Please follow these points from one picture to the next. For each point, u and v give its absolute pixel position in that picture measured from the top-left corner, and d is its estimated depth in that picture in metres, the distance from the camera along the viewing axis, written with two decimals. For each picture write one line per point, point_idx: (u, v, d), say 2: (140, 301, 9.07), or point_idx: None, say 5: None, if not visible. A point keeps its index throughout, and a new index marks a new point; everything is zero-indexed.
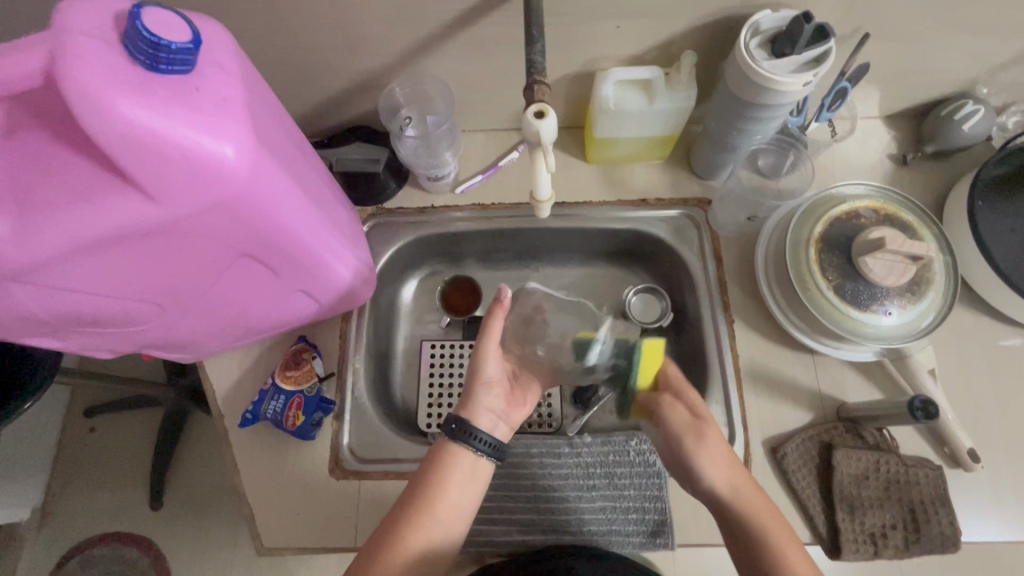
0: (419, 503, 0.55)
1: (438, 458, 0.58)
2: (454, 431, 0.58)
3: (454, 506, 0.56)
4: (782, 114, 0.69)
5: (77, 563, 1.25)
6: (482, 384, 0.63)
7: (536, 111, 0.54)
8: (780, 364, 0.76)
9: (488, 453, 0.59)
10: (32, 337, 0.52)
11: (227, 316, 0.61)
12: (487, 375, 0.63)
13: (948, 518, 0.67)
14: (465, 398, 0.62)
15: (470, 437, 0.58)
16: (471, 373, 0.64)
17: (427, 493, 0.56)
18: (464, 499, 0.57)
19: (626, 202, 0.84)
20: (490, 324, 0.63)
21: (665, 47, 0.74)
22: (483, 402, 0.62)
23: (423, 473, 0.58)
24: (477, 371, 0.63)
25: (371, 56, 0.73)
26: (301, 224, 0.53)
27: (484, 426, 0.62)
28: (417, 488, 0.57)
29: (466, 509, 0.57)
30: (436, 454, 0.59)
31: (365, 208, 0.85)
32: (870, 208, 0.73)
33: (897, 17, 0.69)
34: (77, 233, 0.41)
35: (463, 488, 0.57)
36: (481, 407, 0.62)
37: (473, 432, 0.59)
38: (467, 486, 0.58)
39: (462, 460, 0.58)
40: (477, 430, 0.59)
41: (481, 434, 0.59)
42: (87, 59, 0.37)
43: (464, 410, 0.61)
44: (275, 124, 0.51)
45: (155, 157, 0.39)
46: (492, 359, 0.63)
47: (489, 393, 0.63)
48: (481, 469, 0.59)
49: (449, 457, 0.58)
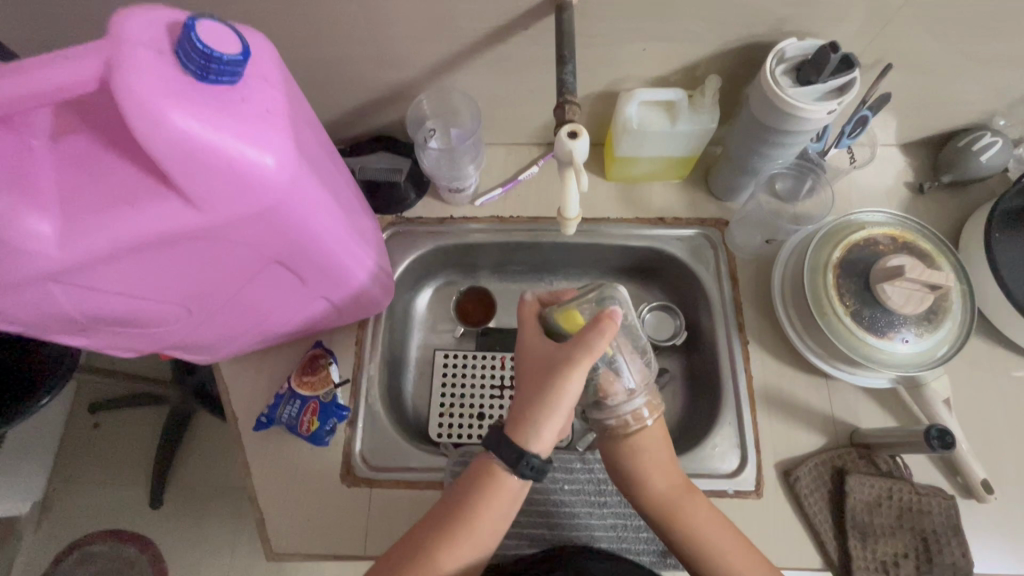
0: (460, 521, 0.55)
1: (483, 476, 0.57)
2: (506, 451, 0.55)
3: (492, 526, 0.56)
4: (804, 140, 0.70)
5: (74, 559, 1.24)
6: (564, 405, 0.54)
7: (570, 131, 0.55)
8: (794, 388, 0.76)
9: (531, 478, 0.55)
10: (59, 334, 0.53)
11: (250, 320, 0.62)
12: (569, 399, 0.55)
13: (961, 549, 0.67)
14: (534, 412, 0.54)
15: (522, 463, 0.54)
16: (553, 391, 0.54)
17: (468, 511, 0.56)
18: (498, 523, 0.57)
19: (644, 220, 0.85)
20: (595, 344, 0.54)
21: (690, 70, 0.75)
22: (557, 419, 0.55)
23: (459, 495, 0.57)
24: (564, 388, 0.54)
25: (400, 69, 0.74)
26: (331, 233, 0.53)
27: (543, 444, 0.55)
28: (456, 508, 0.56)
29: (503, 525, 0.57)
30: (476, 477, 0.57)
31: (385, 217, 0.86)
32: (888, 235, 0.73)
33: (919, 49, 0.70)
34: (120, 236, 0.42)
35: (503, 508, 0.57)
36: (554, 428, 0.55)
37: (525, 457, 0.54)
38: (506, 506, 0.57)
39: (504, 484, 0.56)
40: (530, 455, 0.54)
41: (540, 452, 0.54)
42: (143, 69, 0.38)
43: (531, 428, 0.54)
44: (310, 134, 0.51)
45: (201, 165, 0.40)
46: (575, 380, 0.54)
47: (561, 418, 0.55)
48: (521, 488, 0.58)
49: (490, 482, 0.56)
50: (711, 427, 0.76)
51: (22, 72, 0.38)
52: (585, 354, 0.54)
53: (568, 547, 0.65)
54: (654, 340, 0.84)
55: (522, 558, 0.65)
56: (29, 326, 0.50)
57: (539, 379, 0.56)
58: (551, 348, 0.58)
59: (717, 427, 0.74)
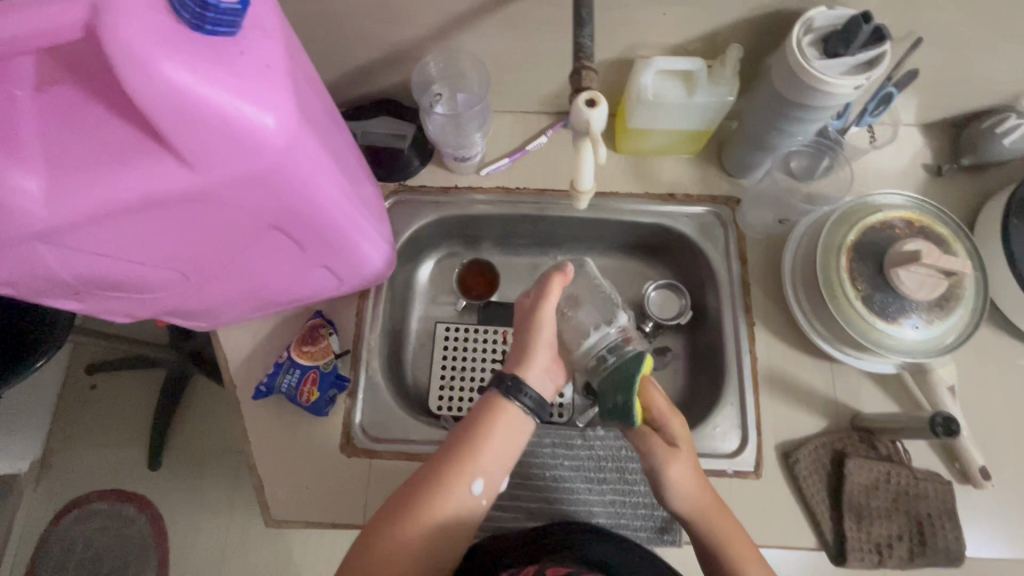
0: (464, 451, 0.56)
1: (490, 408, 0.58)
2: (500, 385, 0.58)
3: (496, 458, 0.57)
4: (825, 117, 0.67)
5: (74, 516, 1.26)
6: (539, 347, 0.61)
7: (588, 98, 0.53)
8: (798, 370, 0.75)
9: (529, 409, 0.58)
10: (51, 297, 0.51)
11: (247, 286, 0.60)
12: (541, 338, 0.61)
13: (954, 533, 0.68)
14: (517, 351, 0.61)
15: (520, 393, 0.58)
16: (528, 338, 0.61)
17: (473, 442, 0.56)
18: (502, 454, 0.57)
19: (654, 196, 0.83)
20: (549, 293, 0.62)
21: (710, 38, 0.71)
22: (541, 361, 0.61)
23: (466, 432, 0.57)
24: (536, 334, 0.61)
25: (405, 27, 0.70)
26: (332, 200, 0.51)
27: (536, 383, 0.61)
28: (462, 439, 0.56)
29: (506, 459, 0.57)
30: (481, 409, 0.58)
31: (388, 184, 0.83)
32: (904, 219, 0.72)
33: (953, 22, 0.67)
34: (110, 195, 0.40)
35: (506, 441, 0.57)
36: (537, 370, 0.61)
37: (520, 387, 0.58)
38: (508, 439, 0.57)
39: (507, 417, 0.57)
40: (524, 384, 0.58)
41: (530, 389, 0.58)
42: (131, 15, 0.35)
43: (515, 367, 0.60)
44: (311, 92, 0.49)
45: (196, 122, 0.38)
46: (546, 320, 0.62)
47: (544, 356, 0.61)
48: (523, 424, 0.58)
49: (494, 414, 0.57)
50: (712, 406, 0.75)
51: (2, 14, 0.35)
52: (542, 301, 0.62)
53: (566, 523, 0.65)
54: (658, 320, 0.83)
55: (522, 531, 0.66)
56: (17, 287, 0.48)
57: (516, 332, 0.64)
58: (521, 308, 0.65)
59: (718, 407, 0.74)
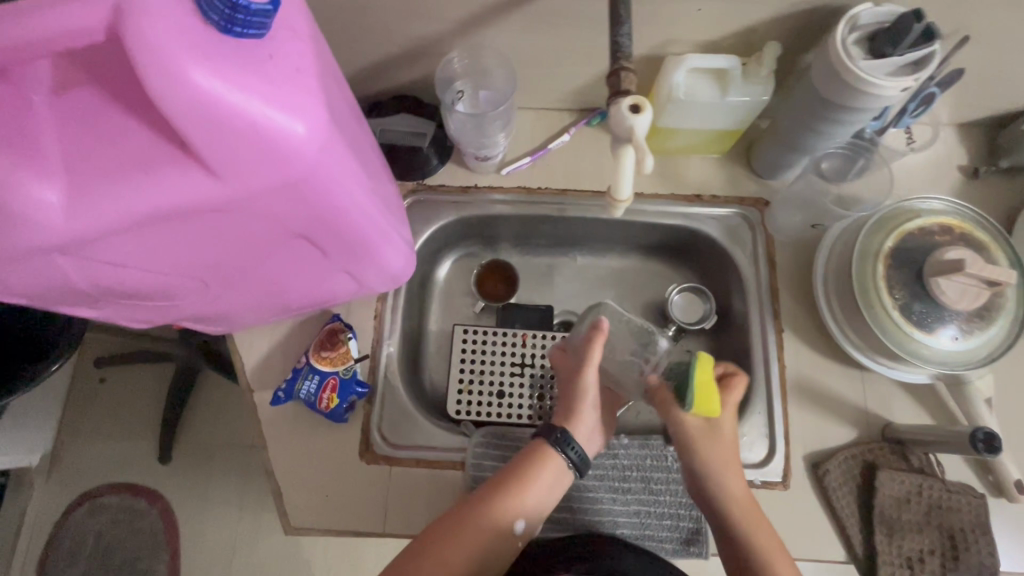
0: (510, 487, 0.56)
1: (539, 449, 0.59)
2: (551, 436, 0.59)
3: (538, 500, 0.57)
4: (866, 119, 0.65)
5: (85, 510, 1.26)
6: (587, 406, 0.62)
7: (632, 104, 0.50)
8: (828, 378, 0.73)
9: (573, 462, 0.59)
10: (68, 305, 0.49)
11: (268, 293, 0.58)
12: (588, 398, 0.62)
13: (988, 548, 0.66)
14: (566, 411, 0.63)
15: (567, 445, 0.59)
16: (575, 397, 0.62)
17: (520, 479, 0.57)
18: (543, 495, 0.57)
19: (681, 197, 0.80)
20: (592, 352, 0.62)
21: (745, 35, 0.68)
22: (588, 418, 0.63)
23: (513, 468, 0.58)
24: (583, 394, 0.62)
25: (428, 22, 0.67)
26: (360, 209, 0.49)
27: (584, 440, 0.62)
28: (508, 475, 0.57)
29: (546, 503, 0.58)
30: (530, 449, 0.59)
31: (405, 183, 0.81)
32: (943, 225, 0.69)
33: (1002, 20, 0.64)
34: (134, 206, 0.38)
35: (550, 484, 0.58)
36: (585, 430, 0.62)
37: (569, 441, 0.59)
38: (552, 483, 0.58)
39: (553, 460, 0.58)
40: (573, 439, 0.59)
41: (577, 444, 0.59)
42: (157, 18, 0.33)
43: (564, 423, 0.61)
44: (339, 94, 0.46)
45: (225, 130, 0.36)
46: (590, 378, 0.62)
47: (591, 414, 0.63)
48: (565, 475, 0.59)
49: (542, 455, 0.58)
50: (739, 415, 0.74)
51: (21, 15, 0.33)
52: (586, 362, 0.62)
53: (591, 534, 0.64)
54: (682, 325, 0.81)
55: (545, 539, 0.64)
56: (33, 296, 0.46)
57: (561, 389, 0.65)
58: (564, 365, 0.66)
59: (746, 416, 0.72)
